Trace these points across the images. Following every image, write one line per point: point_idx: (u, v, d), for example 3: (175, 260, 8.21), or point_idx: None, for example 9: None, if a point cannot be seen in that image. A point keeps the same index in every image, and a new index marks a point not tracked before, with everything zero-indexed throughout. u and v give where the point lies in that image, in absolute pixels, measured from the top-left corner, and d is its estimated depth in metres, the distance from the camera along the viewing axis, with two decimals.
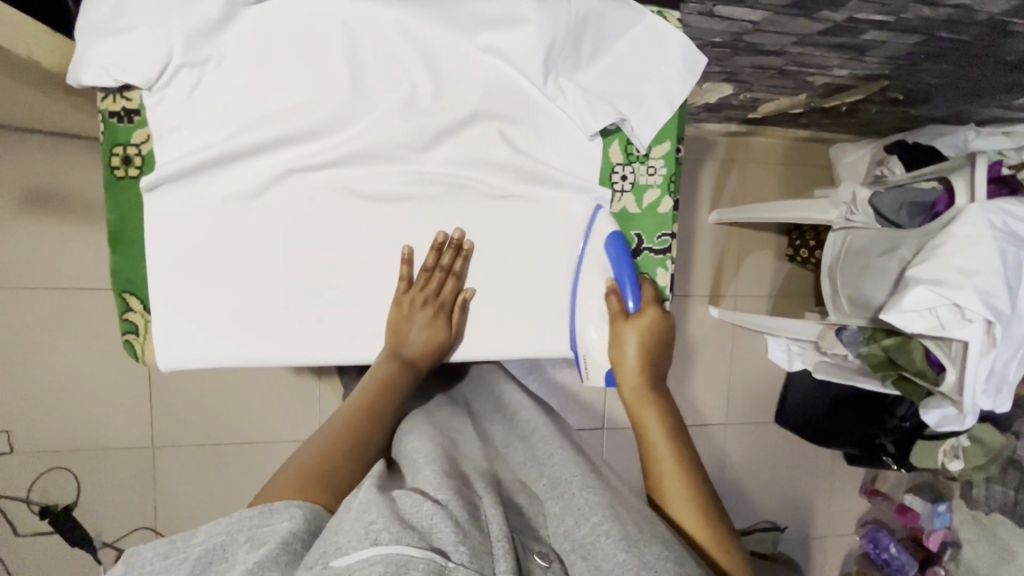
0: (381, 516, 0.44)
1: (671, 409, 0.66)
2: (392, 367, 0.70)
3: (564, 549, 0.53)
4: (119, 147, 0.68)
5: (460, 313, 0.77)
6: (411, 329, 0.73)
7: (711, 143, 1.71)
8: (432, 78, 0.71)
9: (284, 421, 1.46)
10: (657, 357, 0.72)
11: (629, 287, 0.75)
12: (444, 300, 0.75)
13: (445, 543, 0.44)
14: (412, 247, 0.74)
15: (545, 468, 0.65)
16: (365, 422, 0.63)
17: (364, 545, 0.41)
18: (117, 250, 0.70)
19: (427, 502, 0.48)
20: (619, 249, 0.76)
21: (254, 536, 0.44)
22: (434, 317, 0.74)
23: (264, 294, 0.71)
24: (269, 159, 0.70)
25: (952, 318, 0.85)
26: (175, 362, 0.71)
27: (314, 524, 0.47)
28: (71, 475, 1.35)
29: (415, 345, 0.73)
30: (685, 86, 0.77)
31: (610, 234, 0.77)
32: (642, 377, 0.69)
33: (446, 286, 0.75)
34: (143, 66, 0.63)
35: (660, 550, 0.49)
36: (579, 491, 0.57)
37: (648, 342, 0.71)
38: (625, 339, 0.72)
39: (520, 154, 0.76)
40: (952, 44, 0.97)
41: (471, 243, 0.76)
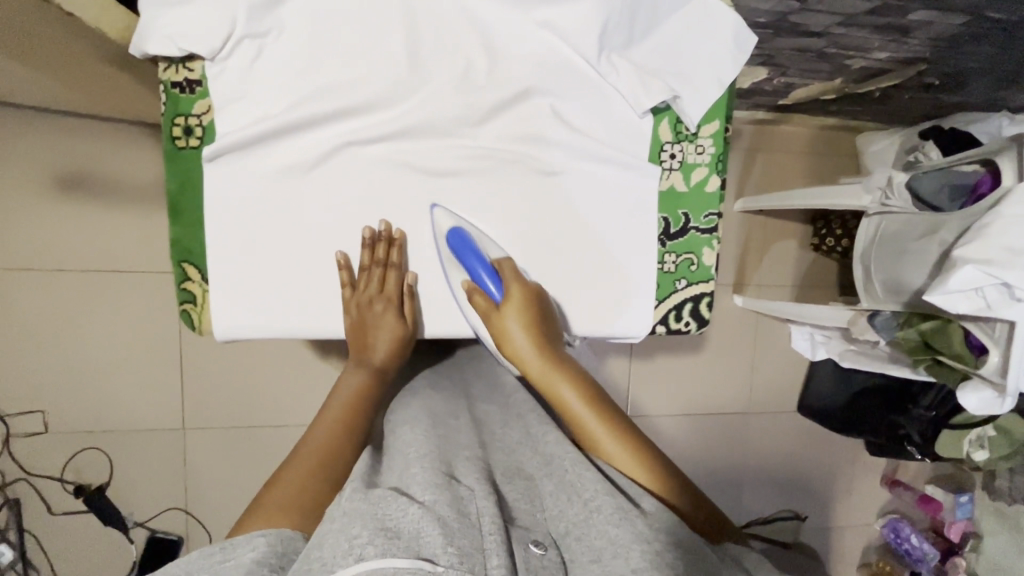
0: (363, 528, 0.45)
1: (577, 373, 0.67)
2: (361, 375, 0.73)
3: (560, 533, 0.54)
4: (181, 118, 0.68)
5: (411, 301, 0.76)
6: (365, 331, 0.74)
7: (737, 131, 1.71)
8: (486, 53, 0.71)
9: (313, 403, 1.47)
10: (544, 328, 0.70)
11: (487, 278, 0.71)
12: (390, 293, 0.74)
13: (433, 548, 0.45)
14: (344, 251, 0.72)
15: (543, 447, 0.66)
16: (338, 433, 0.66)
17: (350, 562, 0.42)
18: (176, 221, 0.71)
19: (415, 504, 0.49)
20: (461, 242, 0.72)
21: (215, 569, 0.45)
22: (386, 313, 0.74)
23: (318, 267, 0.72)
24: (324, 133, 0.70)
25: (1000, 298, 0.85)
26: (230, 334, 0.71)
27: (283, 547, 0.49)
28: (105, 455, 1.37)
29: (380, 347, 0.74)
30: (736, 63, 0.77)
31: (450, 229, 0.73)
32: (541, 356, 0.68)
33: (388, 279, 0.73)
34: (207, 37, 0.64)
35: (653, 522, 0.51)
36: (572, 468, 0.59)
37: (529, 319, 0.69)
38: (507, 330, 0.69)
39: (571, 130, 0.76)
40: (998, 25, 0.96)
41: (400, 230, 0.73)
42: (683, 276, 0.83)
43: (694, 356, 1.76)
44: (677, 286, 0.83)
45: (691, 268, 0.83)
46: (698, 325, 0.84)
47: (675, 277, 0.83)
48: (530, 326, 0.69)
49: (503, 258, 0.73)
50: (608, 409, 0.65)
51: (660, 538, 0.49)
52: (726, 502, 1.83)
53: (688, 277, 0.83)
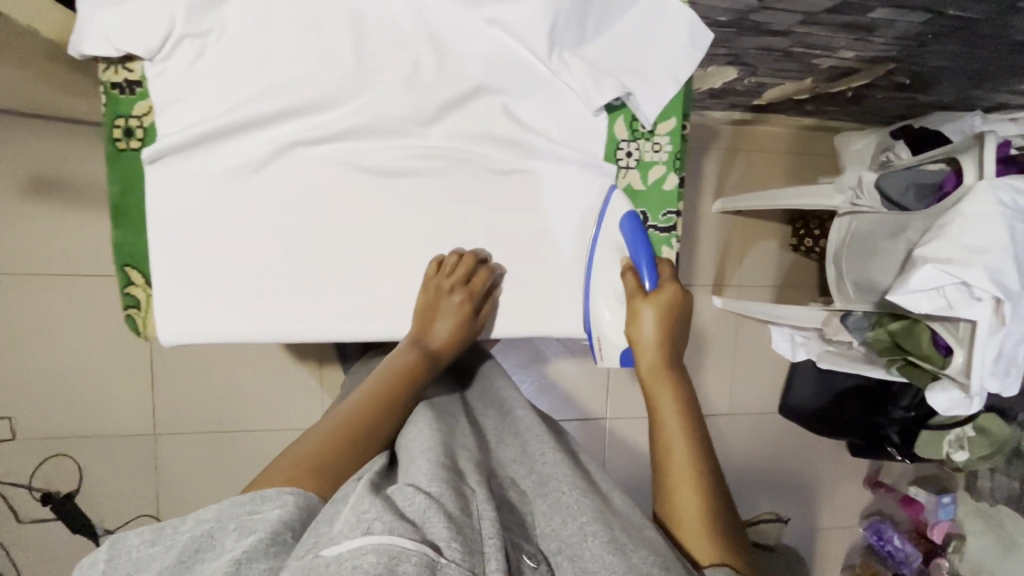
0: (374, 506, 0.44)
1: (688, 391, 0.63)
2: (412, 356, 0.68)
3: (552, 548, 0.53)
4: (122, 119, 0.67)
5: (490, 307, 0.77)
6: (439, 320, 0.72)
7: (715, 131, 1.70)
8: (435, 52, 0.71)
9: (285, 408, 1.45)
10: (676, 337, 0.68)
11: (645, 266, 0.71)
12: (473, 289, 0.73)
13: (437, 538, 0.43)
14: (441, 256, 0.75)
15: (537, 463, 0.63)
16: (373, 415, 0.60)
17: (355, 535, 0.40)
18: (118, 224, 0.69)
19: (420, 497, 0.47)
20: (636, 231, 0.73)
21: (245, 521, 0.43)
22: (461, 307, 0.72)
23: (266, 269, 0.71)
24: (270, 133, 0.69)
25: (960, 297, 0.85)
26: (175, 337, 0.70)
27: (308, 510, 0.47)
28: (74, 462, 1.35)
29: (438, 335, 0.72)
30: (691, 61, 0.76)
31: (626, 213, 0.75)
32: (661, 353, 0.66)
33: (476, 275, 0.74)
34: (146, 36, 0.62)
35: (647, 554, 0.49)
36: (569, 490, 0.56)
37: (665, 321, 0.68)
38: (641, 315, 0.69)
39: (523, 129, 0.75)
40: (961, 23, 0.96)
41: (500, 265, 0.77)
42: None
43: None
44: None
45: None
46: None
47: None
48: (665, 328, 0.67)
49: (666, 261, 0.73)
50: (699, 436, 0.60)
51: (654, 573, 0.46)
52: None
53: None
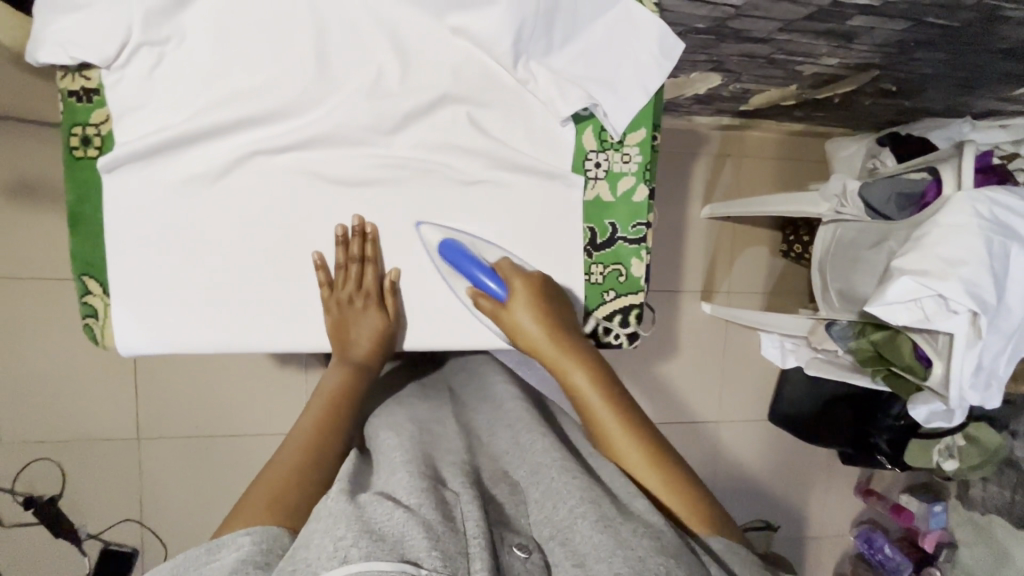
0: (351, 529, 0.44)
1: (588, 361, 0.67)
2: (342, 373, 0.70)
3: (543, 536, 0.53)
4: (79, 127, 0.67)
5: (393, 297, 0.74)
6: (350, 329, 0.72)
7: (704, 136, 1.69)
8: (400, 60, 0.70)
9: (267, 413, 1.44)
10: (554, 319, 0.70)
11: (485, 279, 0.72)
12: (370, 290, 0.72)
13: (418, 551, 0.44)
14: (320, 252, 0.72)
15: (519, 461, 0.64)
16: (325, 440, 0.62)
17: (333, 564, 0.41)
18: (76, 233, 0.69)
19: (398, 510, 0.47)
20: (454, 251, 0.72)
21: (200, 571, 0.44)
22: (366, 310, 0.72)
23: (225, 278, 0.70)
24: (231, 141, 0.68)
25: (938, 310, 0.83)
26: (135, 348, 0.69)
27: (269, 545, 0.47)
28: (56, 466, 1.34)
29: (360, 343, 0.73)
30: (661, 71, 0.75)
31: (439, 242, 0.73)
32: (553, 346, 0.68)
33: (366, 276, 0.72)
34: (101, 45, 0.62)
35: (637, 526, 0.49)
36: (558, 476, 0.56)
37: (539, 310, 0.70)
38: (519, 323, 0.70)
39: (488, 138, 0.74)
40: (941, 31, 0.94)
41: (375, 226, 0.73)
42: (612, 287, 0.81)
43: (663, 364, 1.73)
44: (606, 297, 0.81)
45: (620, 279, 0.81)
46: (628, 339, 0.82)
47: (604, 289, 0.81)
48: (543, 318, 0.69)
49: (501, 257, 0.74)
50: (617, 398, 0.64)
51: (644, 544, 0.47)
52: None
53: (617, 289, 0.81)
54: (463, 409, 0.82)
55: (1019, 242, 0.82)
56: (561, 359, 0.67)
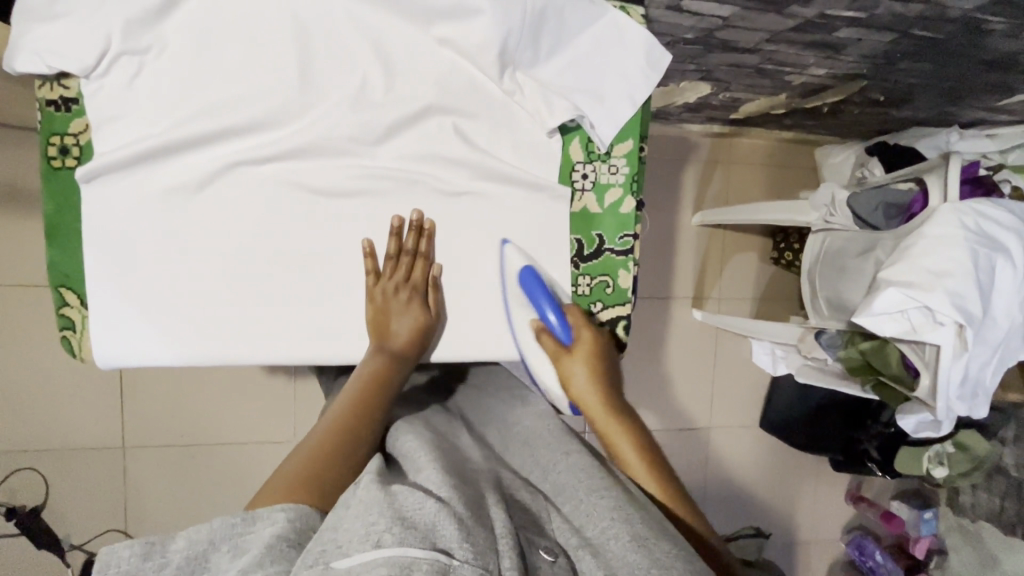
0: (382, 515, 0.43)
1: (637, 425, 0.66)
2: (378, 362, 0.69)
3: (571, 544, 0.51)
4: (57, 137, 0.66)
5: (436, 292, 0.75)
6: (394, 323, 0.71)
7: (695, 144, 1.70)
8: (384, 70, 0.69)
9: (255, 422, 1.43)
10: (608, 379, 0.71)
11: (554, 318, 0.72)
12: (416, 283, 0.73)
13: (449, 542, 0.42)
14: (371, 239, 0.72)
15: (547, 479, 0.62)
16: (353, 428, 0.61)
17: (366, 548, 0.40)
18: (54, 243, 0.67)
19: (429, 502, 0.46)
20: (532, 280, 0.72)
21: (240, 547, 0.44)
22: (411, 303, 0.72)
23: (206, 288, 0.69)
24: (214, 152, 0.68)
25: (924, 322, 0.83)
26: (116, 359, 0.69)
27: (302, 524, 0.46)
28: (39, 475, 1.32)
29: (400, 334, 0.71)
30: (647, 82, 0.75)
31: (522, 267, 0.74)
32: (601, 402, 0.68)
33: (416, 269, 0.73)
34: (80, 54, 0.61)
35: (669, 546, 0.48)
36: (587, 496, 0.55)
37: (594, 366, 0.70)
38: (573, 373, 0.70)
39: (473, 149, 0.73)
40: (926, 43, 0.94)
41: (432, 222, 0.73)
42: (598, 299, 0.80)
43: (653, 371, 1.73)
44: (593, 309, 0.81)
45: (606, 291, 0.81)
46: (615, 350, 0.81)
47: (590, 301, 0.80)
48: (597, 374, 0.70)
49: (572, 307, 0.75)
50: (661, 464, 0.63)
51: (677, 566, 0.46)
52: None
53: (604, 300, 0.80)
54: (474, 426, 0.79)
55: (1005, 254, 0.82)
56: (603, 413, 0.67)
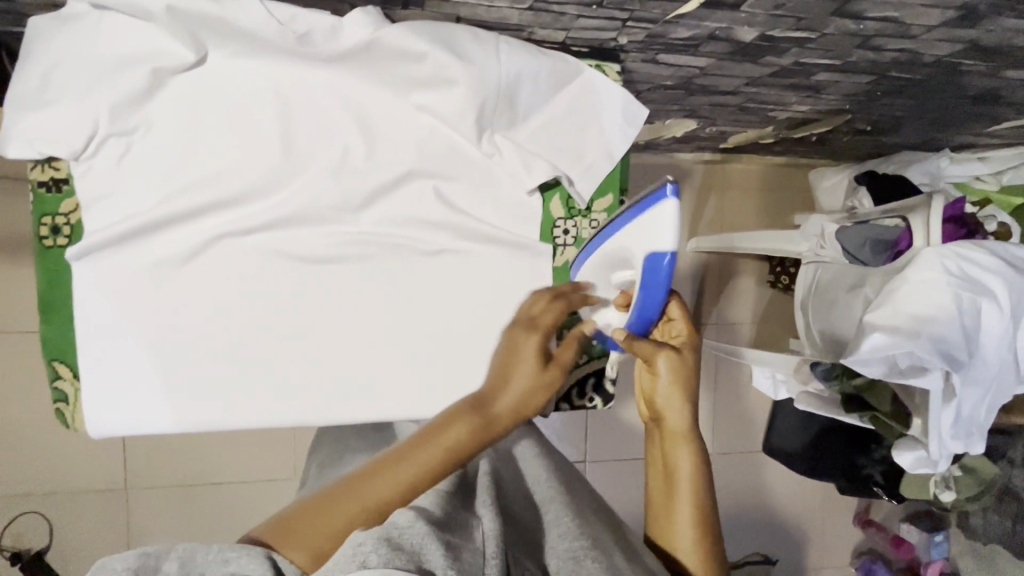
0: (368, 536, 0.41)
1: (699, 452, 0.63)
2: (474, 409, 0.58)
3: (552, 566, 0.49)
4: (48, 217, 0.68)
5: (574, 351, 0.63)
6: (509, 377, 0.61)
7: (687, 170, 1.70)
8: (364, 140, 0.71)
9: (252, 462, 1.43)
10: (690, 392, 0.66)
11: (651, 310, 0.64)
12: (547, 329, 0.64)
13: (435, 566, 0.41)
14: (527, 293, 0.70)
15: (538, 491, 0.61)
16: (418, 484, 0.52)
17: (352, 568, 0.38)
18: (46, 319, 0.69)
19: (418, 521, 0.44)
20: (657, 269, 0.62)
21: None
22: (535, 347, 0.63)
23: (196, 355, 0.71)
24: (200, 225, 0.70)
25: (910, 367, 0.82)
26: (107, 428, 0.70)
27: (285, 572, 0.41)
28: (44, 520, 1.34)
29: (516, 384, 0.60)
30: (624, 138, 0.77)
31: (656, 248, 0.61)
32: (673, 414, 0.64)
33: (552, 316, 0.65)
34: (69, 139, 0.63)
35: None
36: (562, 516, 0.54)
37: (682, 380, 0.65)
38: (657, 372, 0.65)
39: (455, 212, 0.75)
40: (906, 82, 0.94)
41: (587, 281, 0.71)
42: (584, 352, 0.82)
43: None
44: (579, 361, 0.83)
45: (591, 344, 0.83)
46: (602, 401, 0.85)
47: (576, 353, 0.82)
48: (680, 386, 0.64)
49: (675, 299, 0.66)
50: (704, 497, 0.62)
51: None
52: None
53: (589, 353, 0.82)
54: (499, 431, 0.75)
55: (990, 296, 0.82)
56: (679, 429, 0.64)
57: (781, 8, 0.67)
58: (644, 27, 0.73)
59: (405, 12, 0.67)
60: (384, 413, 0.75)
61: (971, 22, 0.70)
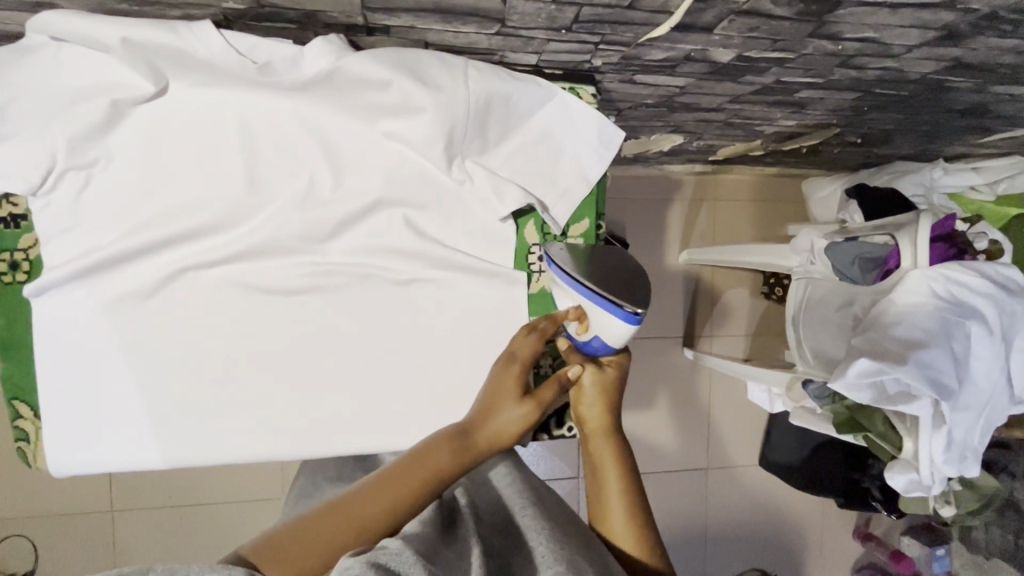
0: (356, 559, 0.41)
1: (625, 452, 0.64)
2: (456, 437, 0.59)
3: None
4: (7, 253, 0.67)
5: (555, 390, 0.63)
6: (493, 408, 0.61)
7: (678, 182, 1.68)
8: (330, 168, 0.69)
9: (238, 484, 1.39)
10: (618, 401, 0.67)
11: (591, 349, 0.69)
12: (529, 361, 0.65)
13: None
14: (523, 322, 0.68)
15: (515, 517, 0.58)
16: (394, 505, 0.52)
17: None
18: (6, 358, 0.68)
19: (408, 548, 0.43)
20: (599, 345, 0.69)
21: None
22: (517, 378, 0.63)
23: (160, 390, 0.69)
24: (163, 258, 0.68)
25: (898, 391, 0.81)
26: (69, 467, 0.68)
27: None
28: (29, 543, 1.32)
29: (496, 416, 0.61)
30: (600, 162, 0.75)
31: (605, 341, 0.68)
32: (600, 420, 0.65)
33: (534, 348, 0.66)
34: (24, 174, 0.62)
35: None
36: (542, 541, 0.52)
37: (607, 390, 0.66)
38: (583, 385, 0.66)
39: (426, 240, 0.74)
40: (892, 98, 0.92)
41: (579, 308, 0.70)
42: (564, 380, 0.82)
43: (646, 414, 1.70)
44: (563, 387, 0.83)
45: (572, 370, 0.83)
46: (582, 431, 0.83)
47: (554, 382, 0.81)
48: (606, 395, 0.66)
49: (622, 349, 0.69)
50: (636, 494, 0.61)
51: None
52: (689, 565, 1.74)
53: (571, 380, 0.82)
54: None
55: (977, 318, 0.81)
56: (598, 426, 0.65)
57: (755, 31, 0.65)
58: (617, 50, 0.71)
59: (370, 39, 0.66)
60: (355, 445, 0.72)
61: (953, 41, 0.68)
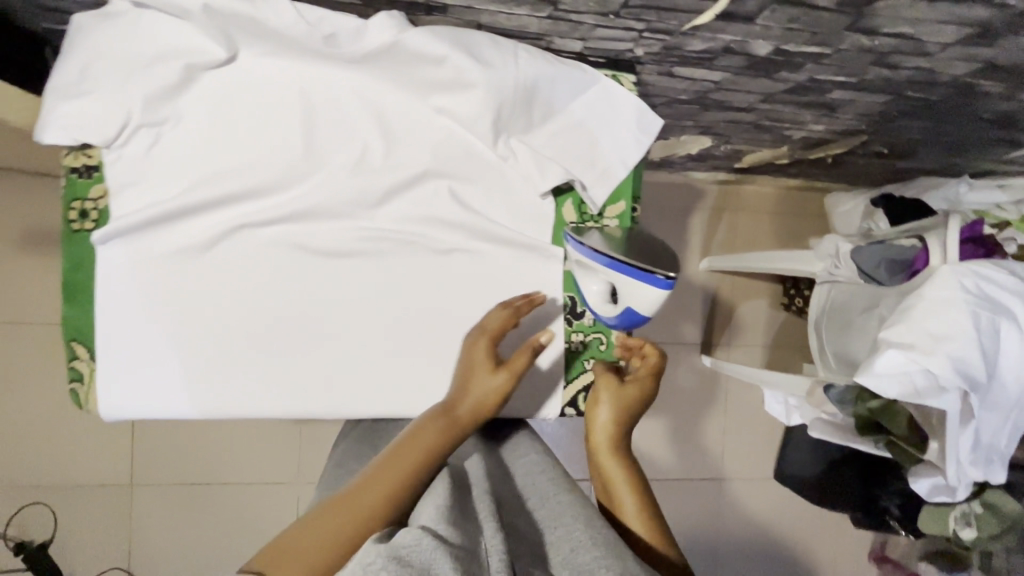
0: (379, 553, 0.41)
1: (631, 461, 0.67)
2: (441, 419, 0.61)
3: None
4: (78, 202, 0.71)
5: (527, 355, 0.66)
6: (470, 382, 0.65)
7: (701, 190, 1.71)
8: (383, 137, 0.73)
9: (257, 462, 1.41)
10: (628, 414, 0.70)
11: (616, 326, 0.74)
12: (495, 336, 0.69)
13: None
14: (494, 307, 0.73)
15: (547, 498, 0.59)
16: (395, 489, 0.54)
17: None
18: (69, 301, 0.72)
19: (426, 536, 0.43)
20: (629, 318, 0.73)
21: None
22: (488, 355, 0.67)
23: (208, 343, 0.72)
24: (220, 216, 0.72)
25: (926, 386, 0.80)
26: (117, 412, 0.71)
27: None
28: (50, 512, 1.33)
29: (472, 391, 0.64)
30: (638, 145, 0.78)
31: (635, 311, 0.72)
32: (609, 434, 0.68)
33: (500, 323, 0.70)
34: (102, 128, 0.66)
35: None
36: (577, 525, 0.53)
37: (617, 407, 0.70)
38: (598, 401, 0.70)
39: (467, 213, 0.76)
40: (921, 103, 0.95)
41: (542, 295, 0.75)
42: (593, 356, 0.80)
43: (662, 420, 1.69)
44: (586, 366, 0.80)
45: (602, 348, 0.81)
46: None
47: (584, 358, 0.80)
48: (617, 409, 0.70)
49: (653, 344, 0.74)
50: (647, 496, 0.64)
51: None
52: None
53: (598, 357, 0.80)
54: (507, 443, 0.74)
55: (1009, 318, 0.82)
56: (605, 442, 0.68)
57: (794, 22, 0.68)
58: (659, 39, 0.74)
59: (428, 17, 0.70)
60: (389, 409, 0.75)
61: (986, 41, 0.71)
